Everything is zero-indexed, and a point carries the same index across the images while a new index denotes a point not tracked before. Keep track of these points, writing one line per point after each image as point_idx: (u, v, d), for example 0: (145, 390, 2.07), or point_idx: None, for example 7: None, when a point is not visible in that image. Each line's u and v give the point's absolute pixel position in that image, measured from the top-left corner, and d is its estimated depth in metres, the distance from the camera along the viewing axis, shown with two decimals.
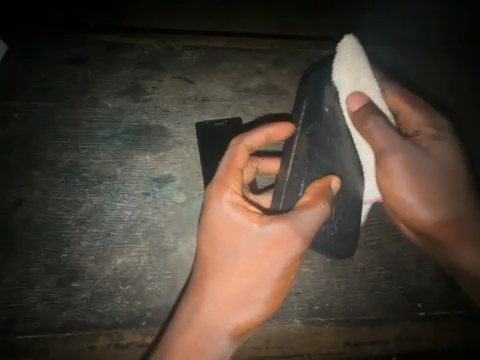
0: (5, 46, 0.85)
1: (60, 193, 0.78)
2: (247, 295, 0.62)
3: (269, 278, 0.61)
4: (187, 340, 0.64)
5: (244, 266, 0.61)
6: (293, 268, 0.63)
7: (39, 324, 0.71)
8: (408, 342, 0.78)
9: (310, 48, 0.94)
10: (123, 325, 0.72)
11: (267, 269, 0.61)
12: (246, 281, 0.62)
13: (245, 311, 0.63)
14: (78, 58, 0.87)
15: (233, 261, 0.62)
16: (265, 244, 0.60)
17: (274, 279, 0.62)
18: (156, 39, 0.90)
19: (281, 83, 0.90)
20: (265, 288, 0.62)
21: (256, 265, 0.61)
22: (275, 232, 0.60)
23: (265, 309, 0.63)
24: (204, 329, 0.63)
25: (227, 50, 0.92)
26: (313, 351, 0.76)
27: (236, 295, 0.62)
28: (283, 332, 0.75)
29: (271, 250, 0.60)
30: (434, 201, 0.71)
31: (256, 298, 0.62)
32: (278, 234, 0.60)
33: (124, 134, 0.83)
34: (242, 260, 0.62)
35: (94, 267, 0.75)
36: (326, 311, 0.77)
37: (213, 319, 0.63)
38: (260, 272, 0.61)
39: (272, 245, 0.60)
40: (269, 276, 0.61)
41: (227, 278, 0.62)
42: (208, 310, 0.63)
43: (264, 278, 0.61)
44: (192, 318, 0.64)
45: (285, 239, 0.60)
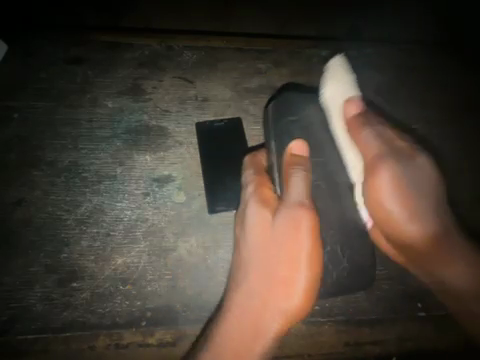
0: (5, 46, 0.85)
1: (60, 194, 0.78)
2: (289, 281, 0.60)
3: (299, 256, 0.60)
4: (233, 347, 0.63)
5: (270, 255, 0.62)
6: (316, 245, 0.61)
7: (39, 324, 0.71)
8: (407, 342, 0.78)
9: (310, 48, 0.94)
10: (123, 325, 0.73)
11: (294, 247, 0.60)
12: (279, 276, 0.61)
13: (293, 296, 0.60)
14: (78, 57, 0.87)
15: (268, 254, 0.62)
16: (285, 232, 0.61)
17: (302, 255, 0.60)
18: (156, 39, 0.90)
19: (281, 83, 0.90)
20: (301, 273, 0.60)
21: (291, 250, 0.60)
22: (285, 217, 0.62)
23: (305, 297, 0.61)
24: (250, 324, 0.63)
25: (227, 50, 0.92)
26: (313, 351, 0.76)
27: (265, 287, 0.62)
28: (284, 333, 0.75)
29: (287, 232, 0.61)
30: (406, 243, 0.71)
31: (300, 280, 0.60)
32: (294, 216, 0.61)
33: (124, 134, 0.83)
34: (264, 246, 0.63)
35: (94, 267, 0.75)
36: (326, 311, 0.77)
37: (258, 314, 0.62)
38: (295, 261, 0.60)
39: (306, 234, 0.60)
40: (301, 264, 0.60)
41: (256, 271, 0.64)
42: (252, 300, 0.63)
43: (295, 257, 0.60)
44: (234, 319, 0.63)
45: (292, 224, 0.61)
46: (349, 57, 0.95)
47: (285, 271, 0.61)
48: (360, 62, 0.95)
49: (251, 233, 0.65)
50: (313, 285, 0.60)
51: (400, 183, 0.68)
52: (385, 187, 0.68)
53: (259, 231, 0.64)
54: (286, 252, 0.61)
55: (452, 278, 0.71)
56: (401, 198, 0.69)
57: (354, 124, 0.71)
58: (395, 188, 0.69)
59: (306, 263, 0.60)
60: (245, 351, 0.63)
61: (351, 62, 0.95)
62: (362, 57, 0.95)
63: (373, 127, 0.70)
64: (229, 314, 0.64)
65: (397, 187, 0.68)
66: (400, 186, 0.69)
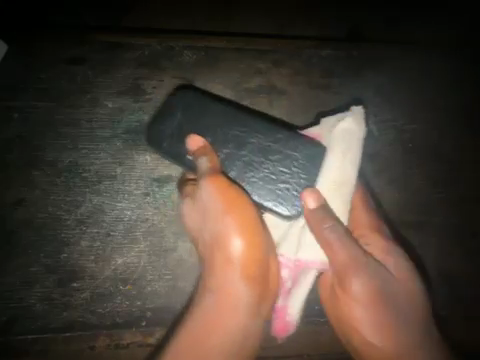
0: (5, 46, 0.85)
1: (60, 193, 0.78)
2: (222, 241, 0.65)
3: (233, 221, 0.63)
4: (218, 300, 0.66)
5: (208, 221, 0.66)
6: (235, 194, 0.64)
7: (39, 324, 0.72)
8: None
9: (311, 47, 0.94)
10: (123, 325, 0.73)
11: (227, 213, 0.64)
12: (215, 239, 0.65)
13: (232, 252, 0.64)
14: (78, 57, 0.87)
15: (205, 225, 0.67)
16: (208, 203, 0.65)
17: (235, 220, 0.63)
18: (155, 39, 0.89)
19: (281, 83, 0.92)
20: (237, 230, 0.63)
21: (215, 217, 0.65)
22: (204, 193, 0.65)
23: (247, 254, 0.64)
24: (221, 283, 0.66)
25: (227, 51, 0.91)
26: (312, 351, 0.78)
27: (213, 253, 0.66)
28: (284, 332, 0.78)
29: (213, 197, 0.64)
30: (372, 328, 0.70)
31: (231, 232, 0.64)
32: (205, 188, 0.64)
33: (124, 134, 0.83)
34: (204, 208, 0.66)
35: (94, 267, 0.75)
36: (325, 312, 0.78)
37: (215, 275, 0.66)
38: (220, 218, 0.64)
39: (215, 195, 0.64)
40: (227, 218, 0.64)
41: (206, 241, 0.68)
42: (213, 265, 0.66)
43: (226, 223, 0.64)
44: (210, 276, 0.67)
45: (219, 191, 0.63)
46: (350, 57, 0.95)
47: (212, 228, 0.66)
48: (360, 61, 0.95)
49: (187, 208, 0.71)
50: (246, 231, 0.63)
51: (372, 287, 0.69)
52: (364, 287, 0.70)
53: (192, 203, 0.69)
54: (215, 216, 0.65)
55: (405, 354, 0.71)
56: (372, 296, 0.69)
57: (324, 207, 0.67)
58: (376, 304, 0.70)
59: (232, 216, 0.63)
60: (227, 307, 0.66)
61: (351, 62, 0.95)
62: (363, 57, 0.95)
63: (334, 226, 0.67)
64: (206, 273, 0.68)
65: (371, 301, 0.69)
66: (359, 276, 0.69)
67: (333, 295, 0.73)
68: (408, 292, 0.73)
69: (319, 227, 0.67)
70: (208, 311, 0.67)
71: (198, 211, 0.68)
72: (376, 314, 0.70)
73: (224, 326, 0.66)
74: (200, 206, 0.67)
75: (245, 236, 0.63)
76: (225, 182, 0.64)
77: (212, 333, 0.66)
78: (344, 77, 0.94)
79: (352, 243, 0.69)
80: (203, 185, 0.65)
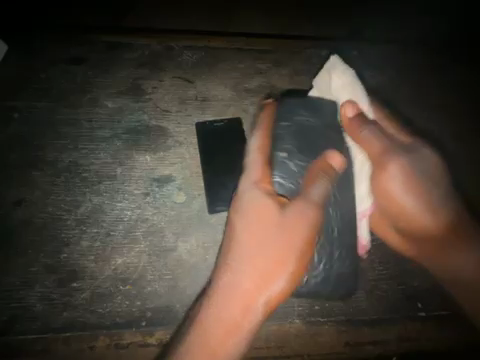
0: (5, 46, 0.85)
1: (60, 193, 0.78)
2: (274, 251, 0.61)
3: (293, 252, 0.61)
4: (230, 316, 0.61)
5: (274, 227, 0.62)
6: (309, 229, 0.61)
7: (39, 324, 0.71)
8: (408, 342, 0.78)
9: (310, 48, 0.94)
10: (123, 325, 0.73)
11: (291, 240, 0.61)
12: (279, 251, 0.61)
13: (276, 278, 0.61)
14: (78, 58, 0.87)
15: (273, 234, 0.62)
16: (291, 220, 0.61)
17: (296, 252, 0.61)
18: (155, 39, 0.90)
19: (281, 84, 0.90)
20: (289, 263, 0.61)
21: (293, 236, 0.61)
22: (306, 211, 0.61)
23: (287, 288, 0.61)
24: (251, 298, 0.60)
25: (227, 50, 0.91)
26: (313, 351, 0.76)
27: (255, 273, 0.61)
28: (284, 332, 0.75)
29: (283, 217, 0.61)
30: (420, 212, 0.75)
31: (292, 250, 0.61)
32: (317, 200, 0.63)
33: (124, 134, 0.83)
34: (281, 221, 0.62)
35: (94, 267, 0.75)
36: (326, 311, 0.77)
37: (252, 290, 0.60)
38: (295, 228, 0.61)
39: (309, 217, 0.61)
40: (305, 233, 0.61)
41: (246, 255, 0.62)
42: (244, 280, 0.61)
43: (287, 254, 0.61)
44: (236, 292, 0.61)
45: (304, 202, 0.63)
46: (350, 57, 0.95)
47: (275, 234, 0.61)
48: (360, 61, 0.95)
49: (241, 214, 0.64)
50: (302, 253, 0.62)
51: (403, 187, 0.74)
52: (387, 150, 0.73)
53: (261, 201, 0.63)
54: (286, 228, 0.61)
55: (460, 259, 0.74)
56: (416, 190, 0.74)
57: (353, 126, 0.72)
58: (397, 192, 0.74)
59: (302, 236, 0.61)
60: (239, 320, 0.61)
61: (351, 62, 0.95)
62: (362, 57, 0.95)
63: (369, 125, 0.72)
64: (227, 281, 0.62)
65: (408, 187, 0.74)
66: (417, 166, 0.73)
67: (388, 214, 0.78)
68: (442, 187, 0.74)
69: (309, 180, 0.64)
70: (227, 318, 0.61)
71: (254, 221, 0.63)
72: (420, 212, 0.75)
73: (232, 341, 0.61)
74: (258, 216, 0.62)
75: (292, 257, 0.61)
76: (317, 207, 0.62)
77: (213, 340, 0.61)
78: None
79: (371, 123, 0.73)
80: (317, 192, 0.63)
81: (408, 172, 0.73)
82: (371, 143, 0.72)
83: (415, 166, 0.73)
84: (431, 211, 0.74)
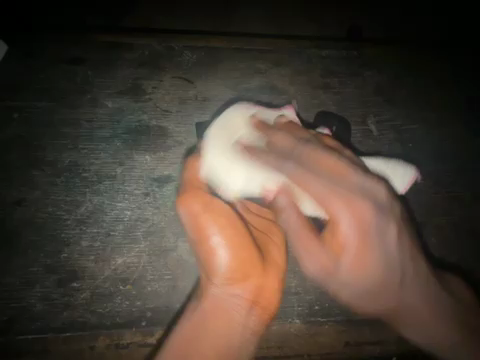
0: (5, 46, 0.85)
1: (60, 194, 0.78)
2: (211, 252, 0.63)
3: (211, 227, 0.63)
4: (197, 320, 0.64)
5: (198, 239, 0.64)
6: (189, 222, 0.64)
7: (39, 324, 0.72)
8: (408, 342, 0.78)
9: (311, 48, 0.94)
10: (123, 326, 0.73)
11: (205, 224, 0.63)
12: (196, 230, 0.64)
13: (217, 251, 0.63)
14: (78, 58, 0.87)
15: (327, 261, 0.64)
16: (192, 221, 0.64)
17: (209, 218, 0.63)
18: (156, 40, 0.90)
19: (281, 83, 0.90)
20: (216, 231, 0.63)
21: (200, 221, 0.63)
22: (200, 214, 0.63)
23: (231, 241, 0.63)
24: (224, 289, 0.65)
25: (227, 50, 0.91)
26: (313, 351, 0.76)
27: (203, 267, 0.66)
28: (284, 332, 0.76)
29: (191, 229, 0.64)
30: (362, 281, 0.65)
31: (217, 246, 0.63)
32: (188, 208, 0.64)
33: (124, 134, 0.83)
34: (194, 239, 0.65)
35: (94, 267, 0.75)
36: (326, 311, 0.77)
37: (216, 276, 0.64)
38: (203, 233, 0.63)
39: (207, 215, 0.63)
40: (210, 232, 0.63)
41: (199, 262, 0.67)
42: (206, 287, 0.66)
43: (205, 230, 0.63)
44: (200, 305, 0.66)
45: (195, 220, 0.63)
46: (349, 57, 0.95)
47: (200, 242, 0.64)
48: (360, 61, 0.95)
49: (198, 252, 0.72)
50: (236, 240, 0.63)
51: (370, 277, 0.64)
52: (349, 242, 0.61)
53: (321, 270, 0.66)
54: (192, 237, 0.65)
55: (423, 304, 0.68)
56: (361, 259, 0.63)
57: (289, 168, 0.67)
58: (376, 277, 0.64)
59: (216, 226, 0.63)
60: (231, 310, 0.64)
61: (351, 62, 0.95)
62: (363, 58, 0.96)
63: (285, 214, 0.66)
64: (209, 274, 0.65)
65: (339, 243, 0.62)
66: (352, 217, 0.61)
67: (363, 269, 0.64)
68: (391, 252, 0.64)
69: (304, 182, 0.62)
70: (209, 313, 0.65)
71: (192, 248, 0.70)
72: (364, 256, 0.62)
73: (228, 324, 0.64)
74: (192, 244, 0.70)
75: (230, 242, 0.63)
76: (207, 200, 0.64)
77: (244, 317, 0.65)
78: (345, 76, 0.93)
79: (321, 181, 0.61)
80: (195, 210, 0.63)
81: (363, 265, 0.63)
82: (313, 185, 0.61)
83: (358, 230, 0.61)
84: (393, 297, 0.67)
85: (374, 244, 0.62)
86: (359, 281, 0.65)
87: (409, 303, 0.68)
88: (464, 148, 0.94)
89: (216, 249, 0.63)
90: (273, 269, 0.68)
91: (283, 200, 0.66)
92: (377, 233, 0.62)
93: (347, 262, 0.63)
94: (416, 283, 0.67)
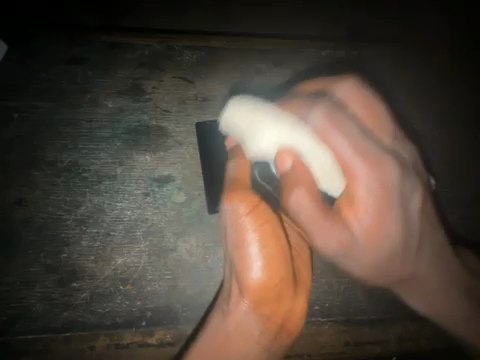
0: (5, 46, 0.85)
1: (60, 194, 0.78)
2: (247, 263, 0.60)
3: (254, 238, 0.59)
4: (219, 337, 0.65)
5: (237, 245, 0.60)
6: (232, 224, 0.59)
7: (39, 324, 0.72)
8: (408, 342, 0.79)
9: (311, 48, 0.94)
10: (123, 325, 0.73)
11: (247, 233, 0.59)
12: (237, 238, 0.59)
13: (253, 263, 0.59)
14: (78, 58, 0.87)
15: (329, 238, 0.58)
16: (234, 224, 0.59)
17: (254, 228, 0.59)
18: (156, 39, 0.90)
19: (281, 83, 0.91)
20: (259, 246, 0.59)
21: (244, 228, 0.59)
22: (244, 219, 0.58)
23: (272, 259, 0.60)
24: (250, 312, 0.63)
25: (227, 50, 0.91)
26: (312, 351, 0.76)
27: (236, 280, 0.63)
28: None
29: (234, 234, 0.60)
30: (375, 257, 0.61)
31: (254, 258, 0.59)
32: (234, 209, 0.58)
33: (124, 134, 0.83)
34: (234, 245, 0.60)
35: (94, 267, 0.75)
36: (326, 312, 0.77)
37: (251, 294, 0.61)
38: (244, 240, 0.59)
39: (253, 223, 0.59)
40: (251, 242, 0.59)
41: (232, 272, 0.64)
42: (233, 305, 0.64)
43: (248, 240, 0.59)
44: (223, 326, 0.64)
45: (237, 224, 0.59)
46: (349, 57, 0.95)
47: (239, 250, 0.60)
48: (359, 61, 0.95)
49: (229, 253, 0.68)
50: (277, 257, 0.60)
51: (378, 252, 0.60)
52: (361, 199, 0.56)
53: (339, 247, 0.59)
54: (232, 245, 0.61)
55: (441, 295, 0.71)
56: (376, 238, 0.58)
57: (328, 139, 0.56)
58: (385, 251, 0.60)
59: (258, 238, 0.59)
60: (255, 331, 0.64)
61: (351, 62, 0.95)
62: (363, 57, 0.96)
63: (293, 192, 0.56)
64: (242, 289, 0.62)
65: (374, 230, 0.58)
66: (391, 195, 0.57)
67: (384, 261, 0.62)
68: (404, 233, 0.60)
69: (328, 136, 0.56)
70: (228, 334, 0.64)
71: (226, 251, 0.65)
72: (385, 229, 0.58)
73: (246, 345, 0.65)
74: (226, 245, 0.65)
75: (269, 260, 0.59)
76: (256, 204, 0.59)
77: (267, 340, 0.66)
78: (345, 76, 0.93)
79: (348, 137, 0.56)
80: (242, 215, 0.58)
81: (371, 236, 0.58)
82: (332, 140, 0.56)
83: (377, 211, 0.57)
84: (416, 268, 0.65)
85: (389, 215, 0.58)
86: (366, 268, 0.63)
87: (424, 279, 0.67)
88: (464, 148, 0.93)
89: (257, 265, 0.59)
90: (302, 290, 0.67)
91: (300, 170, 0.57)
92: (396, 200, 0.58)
93: (360, 226, 0.57)
94: (433, 261, 0.66)
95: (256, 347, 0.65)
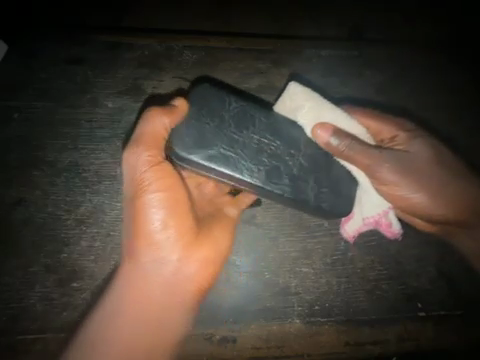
0: (5, 46, 0.85)
1: (60, 193, 0.78)
2: (143, 212, 0.66)
3: (144, 188, 0.66)
4: (126, 293, 0.69)
5: (132, 198, 0.67)
6: (132, 180, 0.67)
7: (39, 324, 0.71)
8: (408, 343, 0.78)
9: (310, 48, 0.94)
10: None
11: (145, 183, 0.66)
12: (134, 190, 0.67)
13: (153, 216, 0.66)
14: (78, 58, 0.87)
15: (393, 169, 0.73)
16: (134, 178, 0.66)
17: (145, 180, 0.66)
18: (156, 39, 0.90)
19: (281, 83, 0.90)
20: (155, 195, 0.66)
21: (141, 179, 0.66)
22: (140, 167, 0.66)
23: (167, 210, 0.66)
24: (160, 264, 0.69)
25: (227, 50, 0.91)
26: (313, 351, 0.76)
27: (141, 237, 0.67)
28: (283, 332, 0.75)
29: (132, 189, 0.67)
30: (424, 188, 0.76)
31: (152, 207, 0.66)
32: (133, 157, 0.66)
33: (124, 134, 0.83)
34: (128, 194, 0.68)
35: (94, 267, 0.75)
36: (326, 311, 0.77)
37: (142, 242, 0.67)
38: (142, 189, 0.66)
39: (151, 174, 0.66)
40: (149, 191, 0.66)
41: (129, 227, 0.68)
42: (147, 260, 0.69)
43: (142, 189, 0.66)
44: (131, 281, 0.69)
45: (134, 177, 0.66)
46: (349, 57, 0.95)
47: (137, 202, 0.66)
48: (359, 60, 0.95)
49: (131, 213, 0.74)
50: (171, 205, 0.67)
51: (426, 179, 0.76)
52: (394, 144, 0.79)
53: (394, 181, 0.73)
54: (134, 203, 0.66)
55: None
56: (415, 165, 0.76)
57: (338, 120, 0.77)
58: (430, 177, 0.76)
59: (156, 186, 0.66)
60: (156, 281, 0.69)
61: (351, 62, 0.95)
62: (363, 56, 0.96)
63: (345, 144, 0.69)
64: (127, 247, 0.69)
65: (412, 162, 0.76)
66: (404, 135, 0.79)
67: (435, 190, 0.76)
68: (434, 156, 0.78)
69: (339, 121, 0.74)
70: (148, 284, 0.69)
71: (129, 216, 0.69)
72: (420, 162, 0.77)
73: (155, 296, 0.70)
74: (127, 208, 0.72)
75: (166, 208, 0.66)
76: (155, 161, 0.67)
77: (181, 294, 0.70)
78: (346, 76, 0.93)
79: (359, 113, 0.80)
80: (140, 163, 0.66)
81: (399, 167, 0.74)
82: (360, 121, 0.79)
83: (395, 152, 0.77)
84: (457, 188, 0.78)
85: (417, 149, 0.78)
86: (438, 201, 0.77)
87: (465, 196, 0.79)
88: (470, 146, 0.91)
89: (153, 214, 0.66)
90: (208, 243, 0.70)
91: (336, 140, 0.68)
92: (410, 136, 0.79)
93: (406, 160, 0.75)
94: (460, 179, 0.79)
95: (161, 300, 0.70)
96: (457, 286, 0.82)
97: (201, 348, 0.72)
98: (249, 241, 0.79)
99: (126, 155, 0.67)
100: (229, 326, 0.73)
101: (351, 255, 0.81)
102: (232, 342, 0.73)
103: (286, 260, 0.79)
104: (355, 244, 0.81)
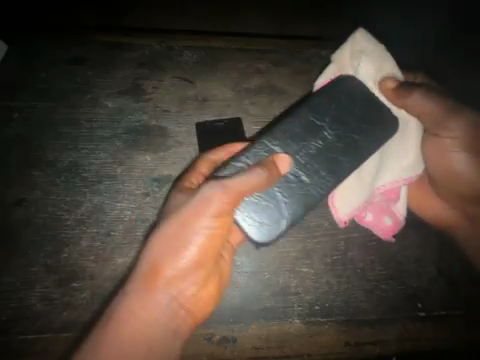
0: (5, 46, 0.85)
1: (60, 194, 0.78)
2: (186, 243, 0.64)
3: (202, 218, 0.63)
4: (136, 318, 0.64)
5: (186, 225, 0.64)
6: (190, 205, 0.64)
7: (39, 325, 0.71)
8: (409, 343, 0.78)
9: (309, 48, 0.94)
10: None
11: (201, 214, 0.63)
12: (188, 215, 0.63)
13: (189, 246, 0.65)
14: (78, 58, 0.87)
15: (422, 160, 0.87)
16: (195, 202, 0.63)
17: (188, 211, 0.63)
18: (156, 40, 0.90)
19: (282, 83, 0.90)
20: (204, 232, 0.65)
21: (195, 210, 0.63)
22: (211, 208, 0.63)
23: (207, 249, 0.67)
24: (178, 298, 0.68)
25: (227, 50, 0.91)
26: (313, 351, 0.75)
27: (176, 270, 0.66)
28: (284, 332, 0.75)
29: (188, 218, 0.63)
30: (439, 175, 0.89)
31: (195, 242, 0.65)
32: (211, 195, 0.63)
33: (124, 134, 0.83)
34: (179, 222, 0.64)
35: (94, 267, 0.75)
36: (326, 311, 0.77)
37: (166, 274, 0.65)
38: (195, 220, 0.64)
39: (213, 214, 0.64)
40: (201, 224, 0.64)
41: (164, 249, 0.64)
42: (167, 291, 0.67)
43: (196, 219, 0.63)
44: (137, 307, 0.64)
45: (197, 205, 0.63)
46: None
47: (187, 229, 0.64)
48: None
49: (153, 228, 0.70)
50: (210, 244, 0.66)
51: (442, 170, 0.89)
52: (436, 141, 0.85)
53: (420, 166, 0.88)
54: (185, 230, 0.64)
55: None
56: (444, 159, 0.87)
57: (398, 94, 0.77)
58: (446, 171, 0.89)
59: (208, 225, 0.64)
60: (165, 315, 0.67)
61: None
62: None
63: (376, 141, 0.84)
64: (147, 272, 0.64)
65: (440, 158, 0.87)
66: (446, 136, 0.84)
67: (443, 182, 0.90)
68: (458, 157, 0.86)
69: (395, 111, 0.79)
70: (156, 314, 0.66)
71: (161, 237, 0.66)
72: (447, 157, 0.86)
73: (159, 327, 0.66)
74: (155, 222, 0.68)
75: (205, 245, 0.66)
76: (227, 210, 0.64)
77: (177, 330, 0.68)
78: None
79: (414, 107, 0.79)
80: (215, 200, 0.63)
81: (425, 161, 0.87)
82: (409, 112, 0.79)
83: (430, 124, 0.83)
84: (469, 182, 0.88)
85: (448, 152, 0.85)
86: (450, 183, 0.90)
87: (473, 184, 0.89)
88: None
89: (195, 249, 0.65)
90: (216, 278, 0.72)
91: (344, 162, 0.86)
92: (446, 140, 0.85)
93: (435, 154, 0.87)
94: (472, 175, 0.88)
95: (162, 331, 0.67)
96: (457, 286, 0.82)
97: (201, 348, 0.72)
98: (250, 241, 0.79)
99: (210, 188, 0.63)
100: (229, 326, 0.74)
101: (351, 255, 0.81)
102: (232, 342, 0.73)
103: (285, 260, 0.79)
104: (355, 244, 0.81)
